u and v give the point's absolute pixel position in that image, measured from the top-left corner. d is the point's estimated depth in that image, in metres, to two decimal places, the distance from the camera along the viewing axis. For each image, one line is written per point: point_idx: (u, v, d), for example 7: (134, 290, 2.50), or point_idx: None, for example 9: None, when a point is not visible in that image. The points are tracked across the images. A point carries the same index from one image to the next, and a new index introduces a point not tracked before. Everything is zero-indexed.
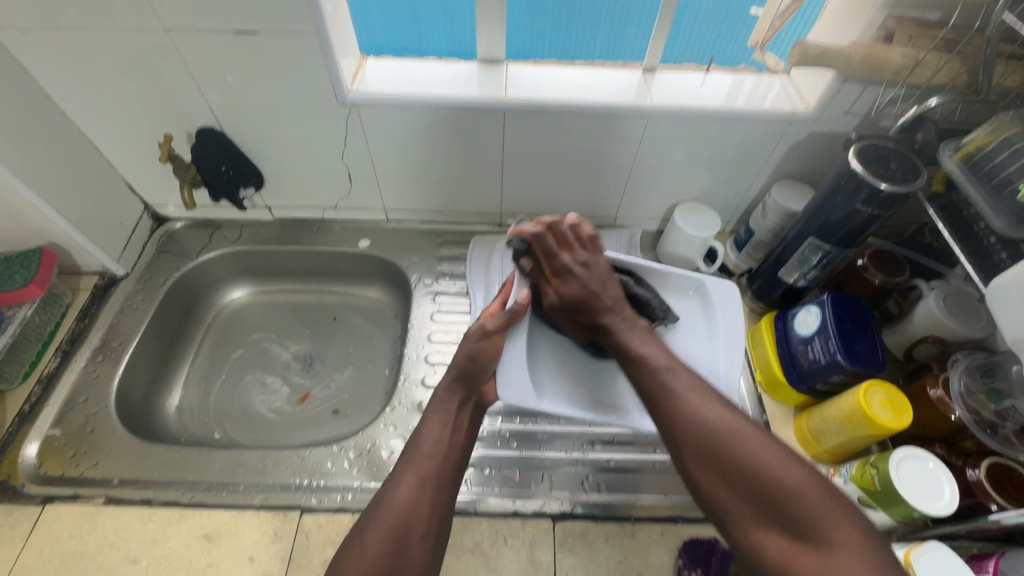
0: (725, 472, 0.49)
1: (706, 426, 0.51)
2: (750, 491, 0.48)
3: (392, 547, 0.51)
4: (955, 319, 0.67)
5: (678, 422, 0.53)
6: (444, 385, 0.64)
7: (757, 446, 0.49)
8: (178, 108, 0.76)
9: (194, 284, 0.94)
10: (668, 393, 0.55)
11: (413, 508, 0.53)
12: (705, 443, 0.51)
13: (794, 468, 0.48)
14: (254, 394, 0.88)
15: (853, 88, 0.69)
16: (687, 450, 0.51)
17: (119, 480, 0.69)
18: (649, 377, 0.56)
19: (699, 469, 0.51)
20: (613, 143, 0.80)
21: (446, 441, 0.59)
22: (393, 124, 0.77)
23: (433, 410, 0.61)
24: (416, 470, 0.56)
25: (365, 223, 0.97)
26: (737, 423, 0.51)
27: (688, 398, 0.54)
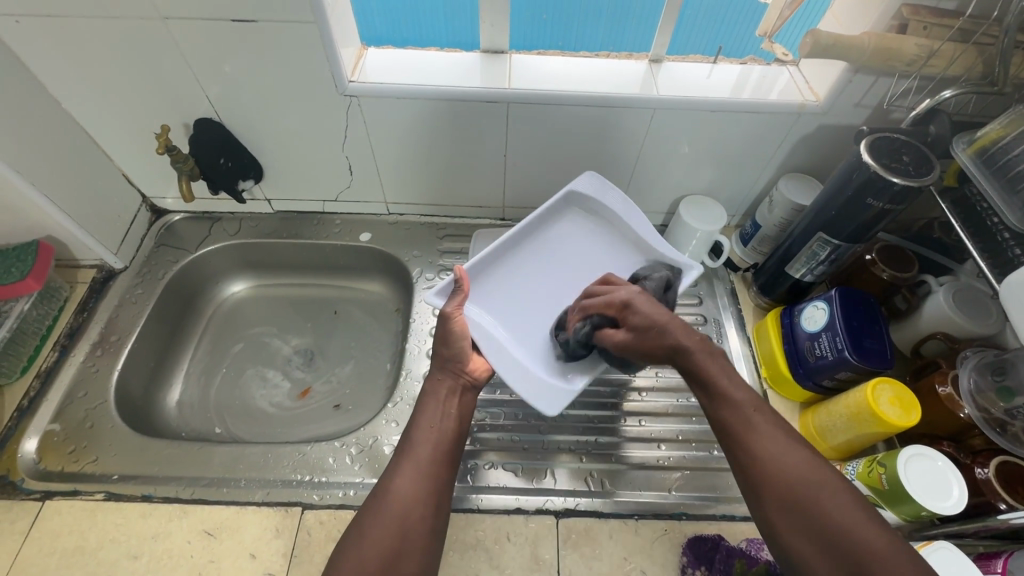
0: (815, 525, 0.45)
1: (792, 473, 0.48)
2: (833, 549, 0.44)
3: (391, 535, 0.50)
4: (965, 316, 0.66)
5: (758, 460, 0.49)
6: (432, 376, 0.64)
7: (839, 502, 0.45)
8: (176, 99, 0.75)
9: (194, 277, 0.93)
10: (751, 429, 0.51)
11: (409, 495, 0.53)
12: (780, 482, 0.48)
13: (868, 524, 0.44)
14: (255, 388, 0.87)
15: (865, 80, 0.67)
16: (767, 495, 0.48)
17: (118, 475, 0.68)
18: (733, 416, 0.52)
19: (772, 510, 0.48)
20: (619, 135, 0.79)
21: (439, 430, 0.59)
22: (395, 115, 0.76)
23: (424, 402, 0.62)
24: (410, 461, 0.56)
25: (366, 216, 0.96)
26: (820, 471, 0.47)
27: (770, 440, 0.50)
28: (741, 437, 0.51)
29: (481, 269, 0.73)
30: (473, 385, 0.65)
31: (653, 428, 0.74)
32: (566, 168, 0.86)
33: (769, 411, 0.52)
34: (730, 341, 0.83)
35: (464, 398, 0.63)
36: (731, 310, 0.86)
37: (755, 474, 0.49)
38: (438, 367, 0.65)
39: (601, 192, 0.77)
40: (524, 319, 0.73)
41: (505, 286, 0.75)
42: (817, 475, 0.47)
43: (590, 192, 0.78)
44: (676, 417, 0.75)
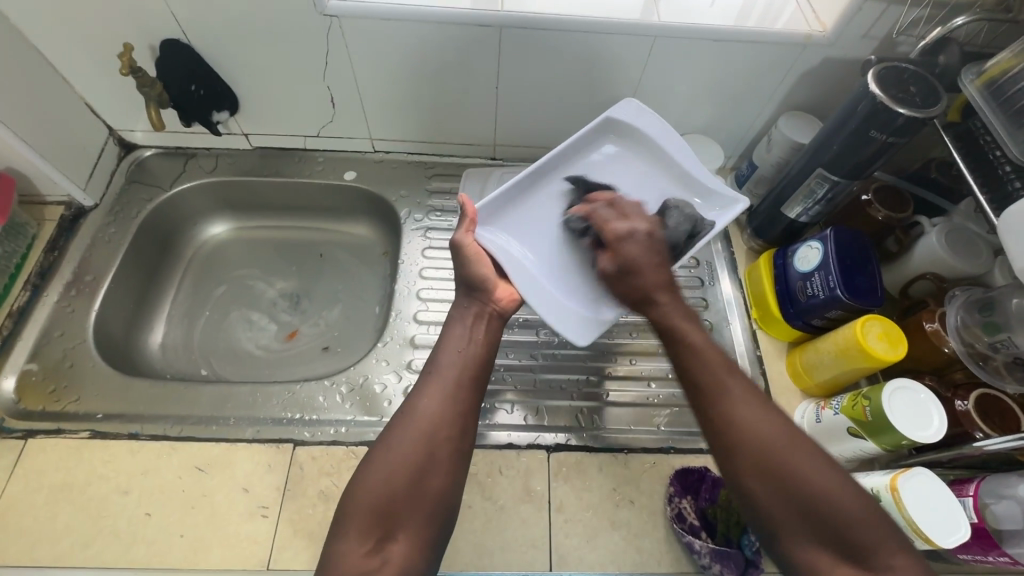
0: (788, 488, 0.45)
1: (769, 436, 0.47)
2: (805, 510, 0.44)
3: (417, 453, 0.50)
4: (956, 256, 0.66)
5: (731, 424, 0.48)
6: (457, 304, 0.62)
7: (818, 467, 0.45)
8: (140, 17, 0.68)
9: (170, 216, 0.89)
10: (722, 393, 0.50)
11: (434, 416, 0.52)
12: (754, 446, 0.47)
13: (846, 484, 0.45)
14: (241, 331, 0.86)
15: (875, 7, 0.64)
16: (741, 456, 0.47)
17: (103, 414, 0.67)
18: (704, 374, 0.51)
19: (749, 478, 0.47)
20: (618, 67, 0.75)
21: (466, 351, 0.57)
22: (379, 40, 0.71)
23: (450, 326, 0.60)
24: (436, 382, 0.54)
25: (350, 154, 0.91)
26: (797, 438, 0.47)
27: (744, 403, 0.49)
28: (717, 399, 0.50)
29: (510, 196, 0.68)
30: (500, 313, 0.62)
31: (643, 367, 0.74)
32: (560, 104, 0.82)
33: (743, 374, 0.51)
34: (722, 283, 0.83)
35: (490, 326, 0.61)
36: (723, 254, 0.85)
37: (735, 435, 0.48)
38: (465, 294, 0.63)
39: (636, 120, 0.72)
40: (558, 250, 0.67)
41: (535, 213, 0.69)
42: (780, 434, 0.47)
43: (629, 119, 0.72)
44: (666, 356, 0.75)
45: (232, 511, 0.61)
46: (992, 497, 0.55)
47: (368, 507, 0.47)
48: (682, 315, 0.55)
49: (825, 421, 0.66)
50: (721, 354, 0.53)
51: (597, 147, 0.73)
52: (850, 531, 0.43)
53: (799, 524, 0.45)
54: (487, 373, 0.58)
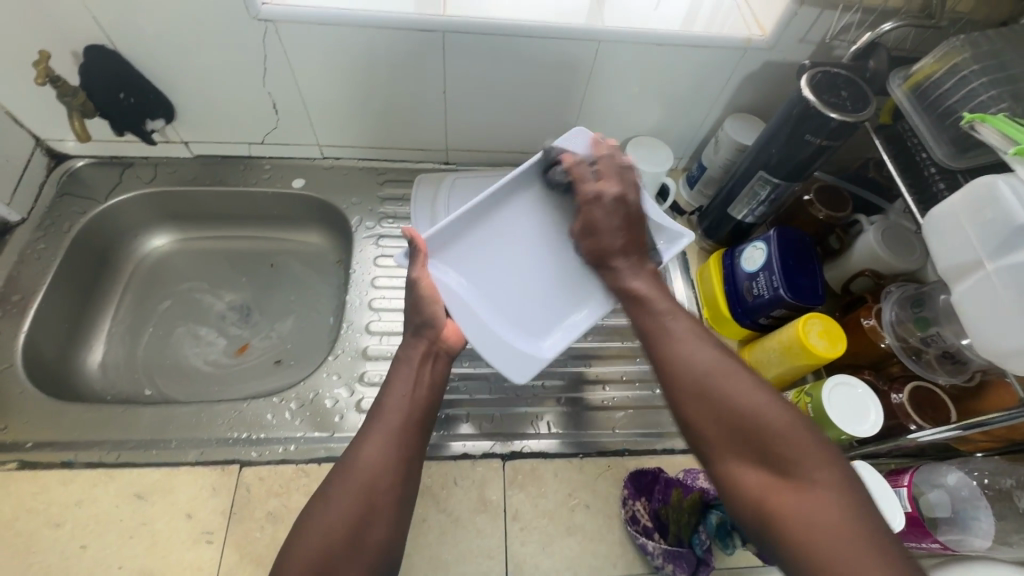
0: (721, 413, 0.46)
1: (695, 367, 0.48)
2: (731, 420, 0.45)
3: (357, 506, 0.49)
4: (892, 253, 0.69)
5: (670, 358, 0.50)
6: (404, 343, 0.61)
7: (748, 390, 0.46)
8: (59, 22, 0.65)
9: (107, 229, 0.85)
10: (664, 331, 0.52)
11: (375, 468, 0.51)
12: (687, 374, 0.48)
13: (770, 400, 0.45)
14: (187, 347, 0.82)
15: (809, 12, 0.66)
16: (677, 383, 0.49)
17: (32, 443, 0.63)
18: (646, 319, 0.54)
19: (681, 395, 0.48)
20: (566, 71, 0.75)
21: (408, 395, 0.56)
22: (319, 45, 0.69)
23: (395, 370, 0.58)
24: (378, 430, 0.53)
25: (298, 161, 0.89)
26: (727, 365, 0.48)
27: (685, 340, 0.50)
28: (657, 340, 0.52)
29: (450, 231, 0.65)
30: (446, 353, 0.62)
31: (598, 370, 0.75)
32: (510, 108, 0.81)
33: (686, 314, 0.53)
34: (675, 283, 0.84)
35: (437, 364, 0.60)
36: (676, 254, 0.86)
37: (671, 367, 0.49)
38: (412, 333, 0.61)
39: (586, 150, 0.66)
40: (508, 275, 0.66)
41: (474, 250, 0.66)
42: (714, 360, 0.48)
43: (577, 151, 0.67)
44: (622, 359, 0.76)
45: (173, 539, 0.59)
46: (926, 486, 0.57)
47: (305, 565, 0.46)
48: (626, 263, 0.59)
49: None
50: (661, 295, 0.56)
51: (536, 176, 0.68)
52: (777, 441, 0.43)
53: (725, 453, 0.45)
54: (432, 417, 0.57)
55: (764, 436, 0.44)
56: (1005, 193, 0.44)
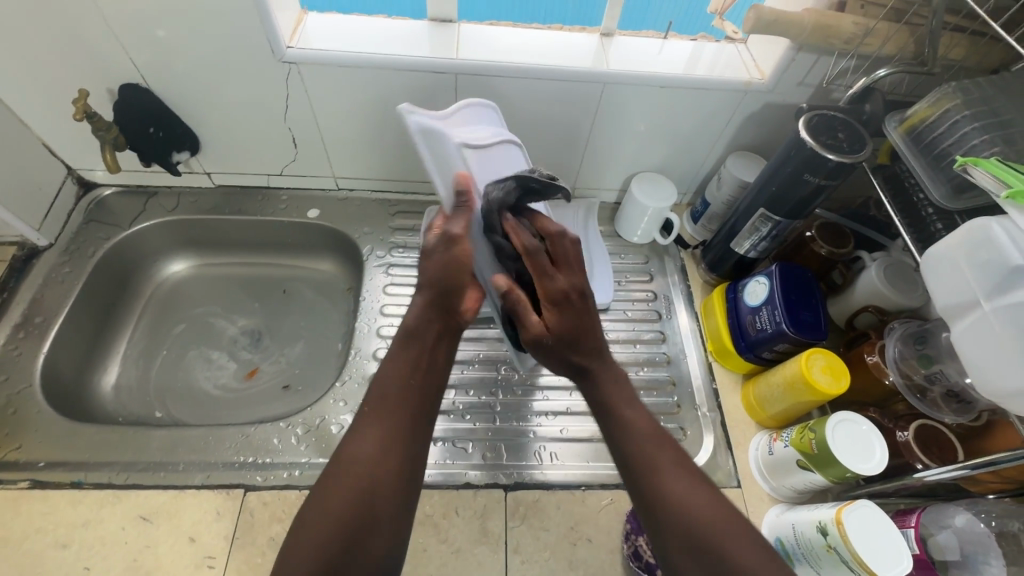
0: (698, 547, 0.44)
1: (701, 511, 0.45)
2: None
3: (354, 511, 0.46)
4: (894, 290, 0.69)
5: (665, 501, 0.46)
6: (422, 313, 0.58)
7: (749, 551, 0.43)
8: (99, 62, 0.70)
9: (129, 254, 0.88)
10: (654, 470, 0.48)
11: (378, 459, 0.49)
12: (683, 526, 0.45)
13: (748, 538, 0.44)
14: (198, 370, 0.84)
15: (806, 58, 0.68)
16: (670, 534, 0.45)
17: (45, 463, 0.64)
18: (632, 445, 0.50)
19: (674, 545, 0.45)
20: (571, 110, 0.78)
21: (402, 383, 0.53)
22: (338, 84, 0.73)
23: (400, 348, 0.56)
24: (376, 424, 0.50)
25: (314, 192, 0.92)
26: (729, 516, 0.45)
27: (677, 481, 0.47)
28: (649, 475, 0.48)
29: None
30: (458, 324, 0.59)
31: None
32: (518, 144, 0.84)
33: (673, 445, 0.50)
34: (679, 316, 0.85)
35: (448, 342, 0.58)
36: (680, 287, 0.88)
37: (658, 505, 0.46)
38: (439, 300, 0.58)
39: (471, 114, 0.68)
40: None
41: None
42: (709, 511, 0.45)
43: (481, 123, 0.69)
44: None
45: (176, 563, 0.59)
46: (935, 527, 0.56)
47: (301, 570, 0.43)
48: (614, 385, 0.54)
49: (777, 453, 0.67)
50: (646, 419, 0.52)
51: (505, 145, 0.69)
52: None
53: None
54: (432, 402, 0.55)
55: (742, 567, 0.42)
56: (998, 234, 0.45)
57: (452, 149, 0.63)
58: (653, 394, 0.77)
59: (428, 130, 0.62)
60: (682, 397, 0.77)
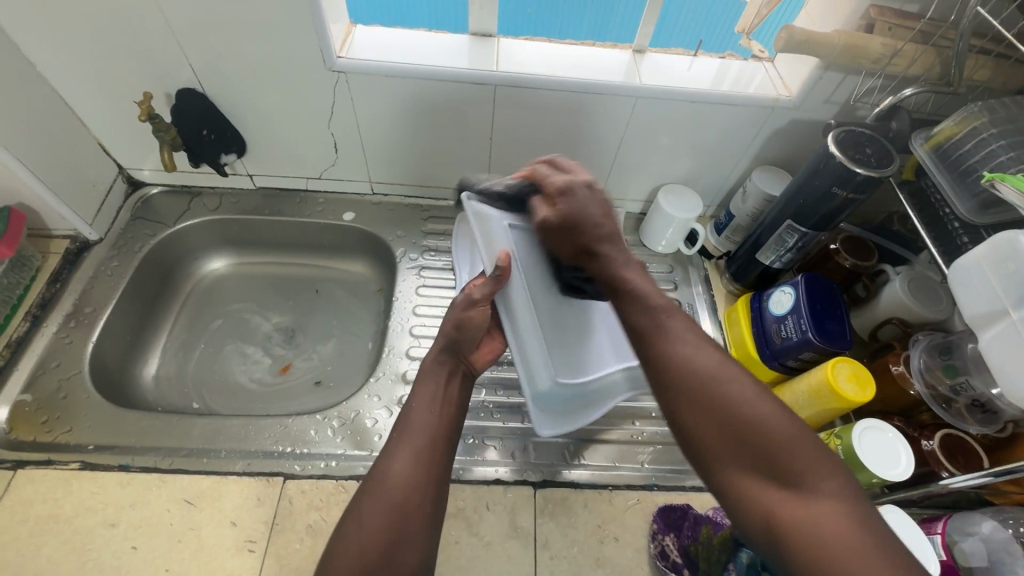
0: (720, 413, 0.44)
1: (702, 364, 0.46)
2: (731, 422, 0.43)
3: (390, 520, 0.48)
4: (918, 302, 0.71)
5: (672, 361, 0.47)
6: (430, 358, 0.62)
7: (746, 394, 0.44)
8: (160, 67, 0.74)
9: (172, 251, 0.91)
10: (661, 331, 0.49)
11: (412, 475, 0.51)
12: (689, 376, 0.46)
13: (769, 405, 0.44)
14: (234, 364, 0.87)
15: (833, 77, 0.71)
16: (676, 387, 0.46)
17: (94, 446, 0.67)
18: (644, 319, 0.50)
19: (678, 399, 0.46)
20: (603, 123, 0.81)
21: (433, 411, 0.56)
22: (381, 92, 0.76)
23: (420, 387, 0.58)
24: (407, 446, 0.53)
25: (349, 196, 0.96)
26: (730, 367, 0.46)
27: (685, 341, 0.48)
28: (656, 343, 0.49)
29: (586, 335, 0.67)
30: (469, 369, 0.64)
31: (625, 405, 0.77)
32: (550, 154, 0.87)
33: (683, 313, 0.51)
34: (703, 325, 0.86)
35: (459, 384, 0.61)
36: (704, 297, 0.89)
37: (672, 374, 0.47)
38: (444, 349, 0.62)
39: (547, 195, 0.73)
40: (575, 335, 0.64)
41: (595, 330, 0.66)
42: (713, 363, 0.47)
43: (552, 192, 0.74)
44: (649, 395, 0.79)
45: (218, 545, 0.61)
46: (959, 534, 0.57)
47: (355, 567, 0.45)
48: (629, 269, 0.54)
49: None
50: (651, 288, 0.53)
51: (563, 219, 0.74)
52: (774, 451, 0.42)
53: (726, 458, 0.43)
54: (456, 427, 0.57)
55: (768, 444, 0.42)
56: None
57: (502, 231, 0.62)
58: None
59: (484, 215, 0.61)
60: None
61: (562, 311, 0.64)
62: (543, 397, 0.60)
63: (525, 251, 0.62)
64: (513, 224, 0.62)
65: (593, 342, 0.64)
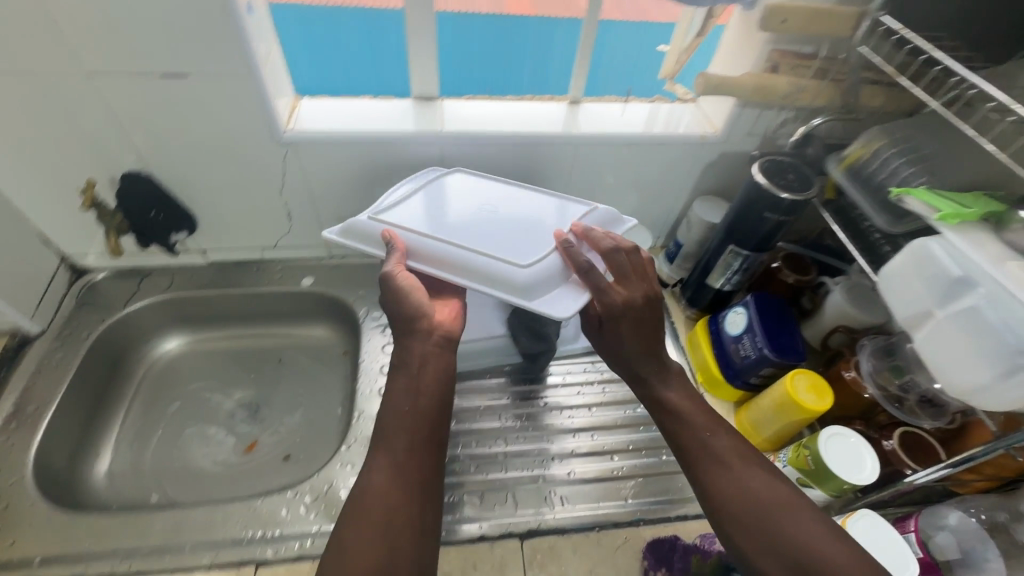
0: (783, 552, 0.49)
1: (760, 498, 0.52)
2: (786, 553, 0.49)
3: (377, 533, 0.49)
4: (859, 310, 0.75)
5: (721, 485, 0.54)
6: (398, 349, 0.62)
7: (809, 527, 0.50)
8: (102, 154, 0.73)
9: (122, 335, 0.88)
10: (714, 456, 0.56)
11: (391, 494, 0.52)
12: (745, 508, 0.52)
13: (828, 539, 0.49)
14: (196, 448, 0.83)
15: (751, 113, 0.78)
16: (736, 520, 0.52)
17: (40, 558, 0.62)
18: (692, 439, 0.58)
19: (738, 532, 0.52)
20: (548, 170, 0.85)
21: (404, 415, 0.57)
22: (331, 159, 0.78)
23: (393, 381, 0.60)
24: (384, 454, 0.55)
25: (307, 261, 0.95)
26: (791, 502, 0.52)
27: (734, 465, 0.55)
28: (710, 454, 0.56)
29: (495, 188, 0.73)
30: (449, 336, 0.64)
31: (603, 441, 0.78)
32: None
33: (734, 440, 0.58)
34: (667, 351, 0.89)
35: (442, 359, 0.62)
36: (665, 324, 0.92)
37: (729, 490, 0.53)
38: (404, 334, 0.63)
39: (426, 176, 0.77)
40: (516, 234, 0.66)
41: (530, 221, 0.68)
42: (768, 495, 0.53)
43: (439, 173, 0.76)
44: (623, 428, 0.80)
45: None
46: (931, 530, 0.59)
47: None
48: (681, 394, 0.62)
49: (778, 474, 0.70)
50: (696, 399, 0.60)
51: (455, 177, 0.75)
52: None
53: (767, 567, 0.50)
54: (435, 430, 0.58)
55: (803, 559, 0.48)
56: (936, 252, 0.53)
57: (371, 225, 0.67)
58: (652, 429, 0.80)
59: (348, 230, 0.68)
60: None
61: (488, 232, 0.65)
62: (529, 288, 0.60)
63: (410, 223, 0.67)
64: (373, 216, 0.68)
65: (541, 233, 0.66)
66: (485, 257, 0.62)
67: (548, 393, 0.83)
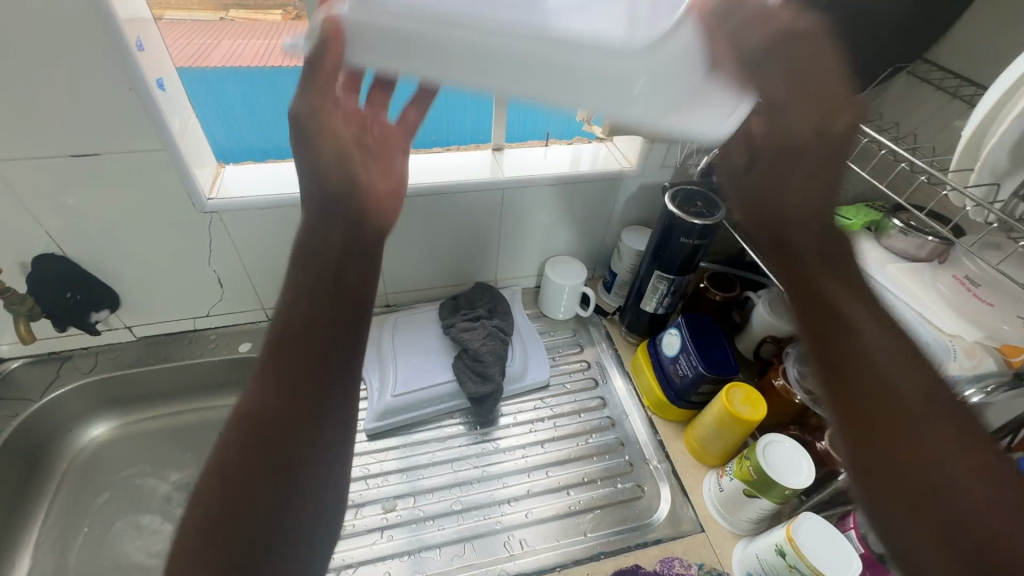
0: (904, 458, 0.39)
1: (911, 393, 0.40)
2: (918, 472, 0.38)
3: (252, 463, 0.41)
4: (781, 319, 0.80)
5: (866, 371, 0.42)
6: (316, 228, 0.50)
7: (948, 430, 0.39)
8: (10, 240, 0.70)
9: (40, 428, 0.82)
10: (858, 349, 0.42)
11: (264, 412, 0.43)
12: (884, 401, 0.40)
13: (975, 448, 0.38)
14: (129, 541, 0.78)
15: (660, 147, 0.84)
16: (864, 414, 0.41)
17: None
18: (846, 343, 0.43)
19: (857, 433, 0.41)
20: (480, 214, 0.88)
21: (300, 321, 0.47)
22: (260, 223, 0.78)
23: (291, 279, 0.49)
24: (273, 366, 0.45)
25: (243, 326, 0.93)
26: (960, 417, 0.39)
27: (892, 360, 0.41)
28: (888, 404, 0.40)
29: None
30: (368, 245, 0.53)
31: (558, 477, 0.78)
32: (440, 251, 0.92)
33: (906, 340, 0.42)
34: (614, 379, 0.91)
35: (362, 271, 0.51)
36: (609, 352, 0.95)
37: (869, 407, 0.41)
38: (320, 208, 0.50)
39: None
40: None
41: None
42: (934, 411, 0.39)
43: None
44: (577, 461, 0.80)
45: None
46: None
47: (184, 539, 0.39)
48: (852, 297, 0.45)
49: (727, 489, 0.71)
50: (887, 331, 0.43)
51: None
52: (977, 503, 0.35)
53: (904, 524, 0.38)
54: (341, 342, 0.47)
55: (988, 528, 0.35)
56: None
57: None
58: (605, 458, 0.80)
59: None
60: (632, 456, 0.81)
61: None
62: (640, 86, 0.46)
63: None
64: None
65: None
66: (537, 17, 0.43)
67: (500, 434, 0.83)
